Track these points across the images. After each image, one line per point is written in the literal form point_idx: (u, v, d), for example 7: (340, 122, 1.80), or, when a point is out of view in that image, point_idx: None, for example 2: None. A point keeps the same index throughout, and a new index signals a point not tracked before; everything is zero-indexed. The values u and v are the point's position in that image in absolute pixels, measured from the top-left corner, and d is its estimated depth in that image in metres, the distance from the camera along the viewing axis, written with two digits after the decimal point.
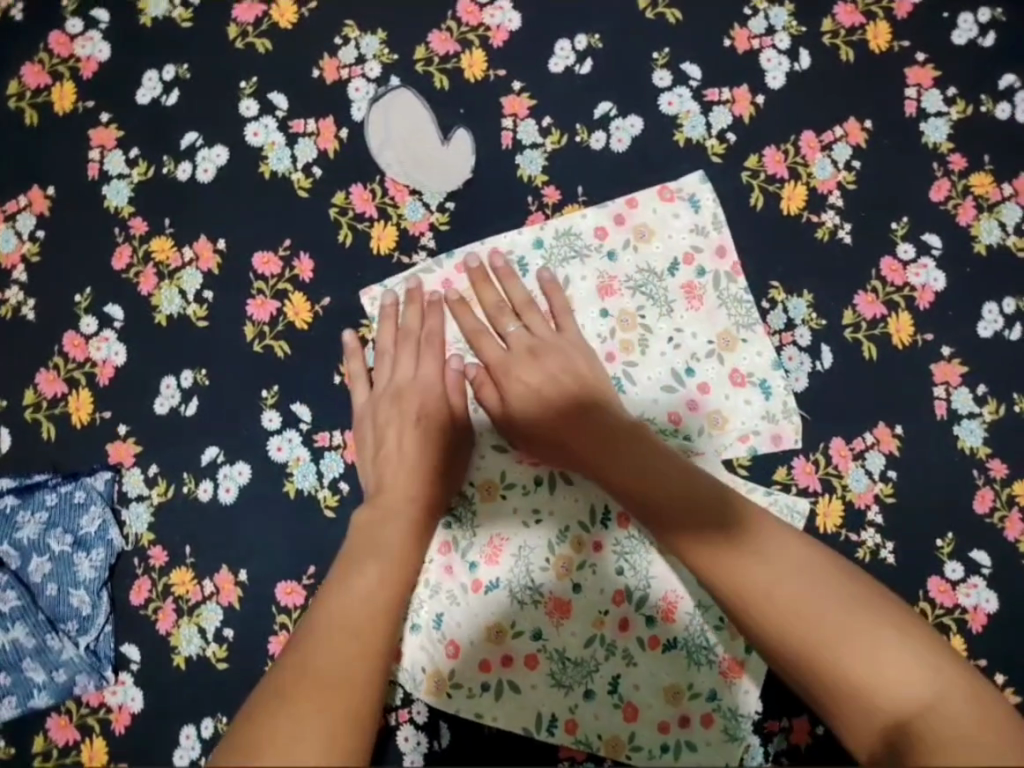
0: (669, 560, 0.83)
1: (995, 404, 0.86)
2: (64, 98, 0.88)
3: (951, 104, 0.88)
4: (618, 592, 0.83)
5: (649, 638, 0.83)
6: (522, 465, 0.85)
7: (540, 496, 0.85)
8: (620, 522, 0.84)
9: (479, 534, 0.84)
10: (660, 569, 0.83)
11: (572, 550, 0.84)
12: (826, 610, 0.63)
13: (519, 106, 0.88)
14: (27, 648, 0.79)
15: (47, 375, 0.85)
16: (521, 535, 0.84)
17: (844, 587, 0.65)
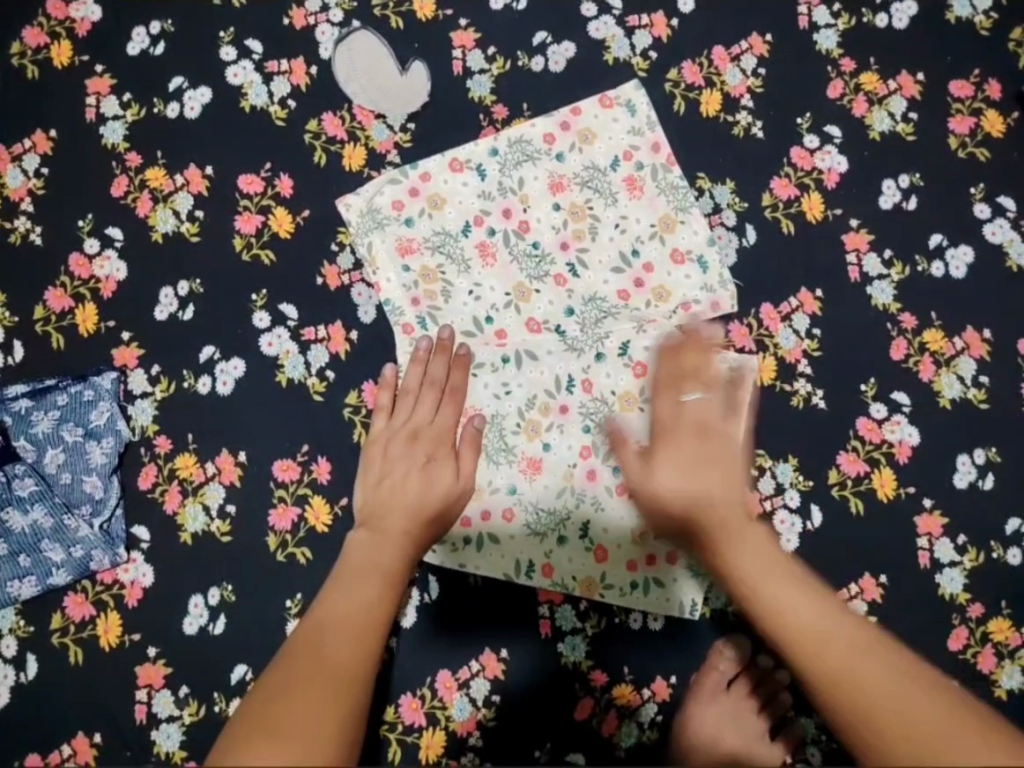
0: (629, 416, 0.93)
1: (901, 265, 0.98)
2: (63, 54, 0.99)
3: (838, 17, 1.02)
4: (587, 447, 0.93)
5: (616, 485, 0.92)
6: (493, 348, 0.95)
7: (510, 372, 0.94)
8: (583, 388, 0.94)
9: None
10: (623, 425, 0.93)
11: (544, 416, 0.93)
12: (861, 669, 0.61)
13: (466, 40, 1.01)
14: (45, 529, 0.87)
15: (56, 292, 0.94)
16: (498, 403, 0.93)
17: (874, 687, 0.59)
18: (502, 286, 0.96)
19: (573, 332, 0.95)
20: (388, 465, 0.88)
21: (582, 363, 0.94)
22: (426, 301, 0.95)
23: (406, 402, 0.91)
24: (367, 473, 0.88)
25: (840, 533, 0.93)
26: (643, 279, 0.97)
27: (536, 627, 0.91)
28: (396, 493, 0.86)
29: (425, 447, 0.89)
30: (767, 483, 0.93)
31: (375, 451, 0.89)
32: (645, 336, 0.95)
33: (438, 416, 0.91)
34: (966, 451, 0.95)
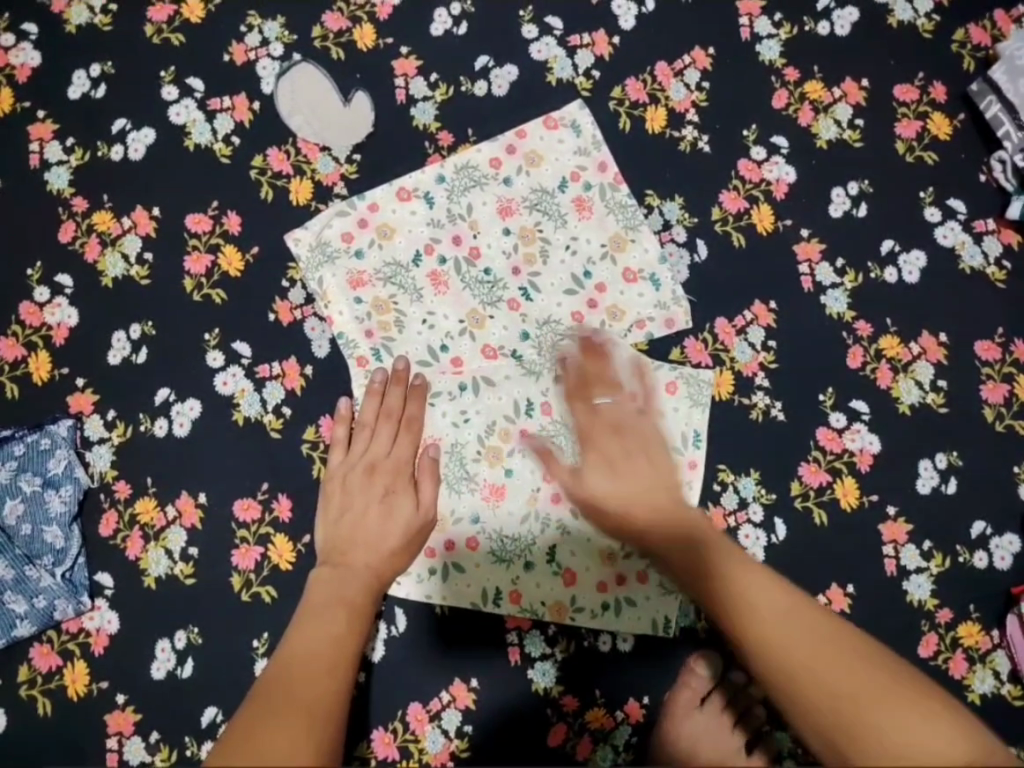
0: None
1: (854, 273, 0.98)
2: (3, 101, 0.98)
3: (779, 27, 1.02)
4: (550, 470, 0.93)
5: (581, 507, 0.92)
6: (451, 377, 0.95)
7: (470, 400, 0.94)
8: (542, 411, 0.94)
9: None
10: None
11: (506, 442, 0.93)
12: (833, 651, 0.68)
13: (408, 68, 1.00)
14: (7, 581, 0.87)
15: (7, 342, 0.94)
16: (459, 431, 0.94)
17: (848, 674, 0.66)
18: (456, 314, 0.96)
19: (529, 357, 0.95)
20: (348, 500, 0.88)
21: (540, 386, 0.95)
22: (381, 334, 0.95)
23: (363, 435, 0.91)
24: (328, 510, 0.88)
25: (805, 545, 0.93)
26: (596, 300, 0.97)
27: (506, 654, 0.91)
28: (356, 529, 0.86)
29: (384, 481, 0.89)
30: (731, 498, 0.93)
31: (335, 487, 0.89)
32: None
33: (395, 448, 0.91)
34: (927, 455, 0.95)
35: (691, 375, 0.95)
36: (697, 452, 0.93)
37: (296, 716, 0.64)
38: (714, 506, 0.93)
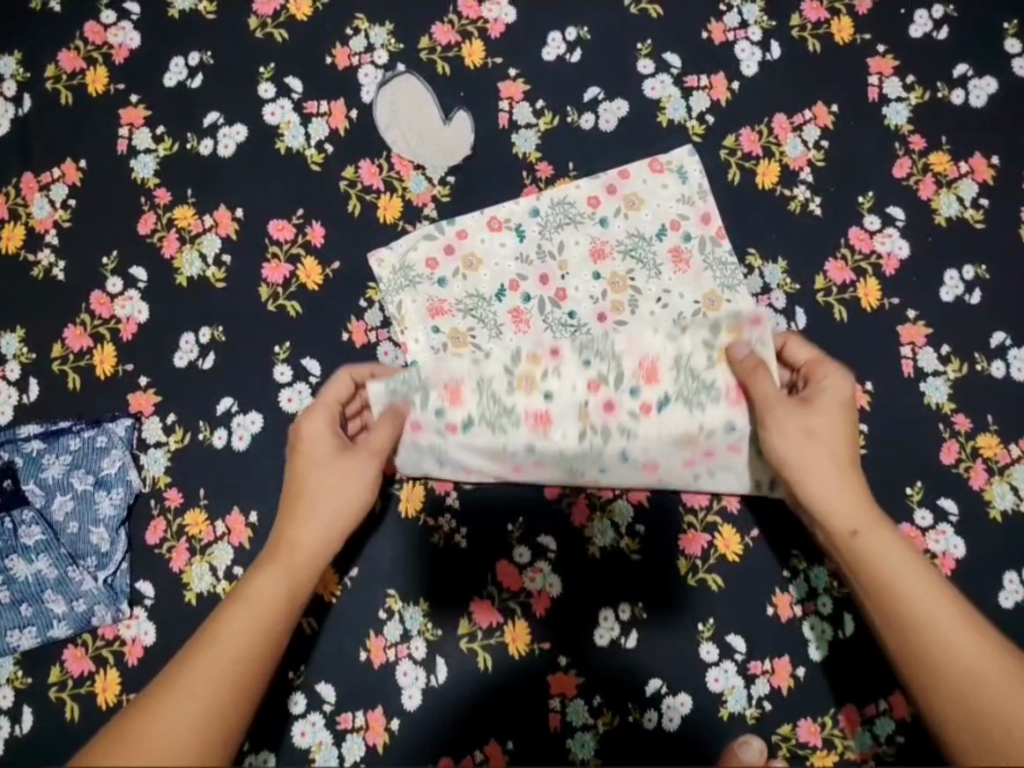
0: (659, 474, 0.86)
1: (959, 362, 0.92)
2: (98, 80, 0.95)
3: (911, 90, 0.96)
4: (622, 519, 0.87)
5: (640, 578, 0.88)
6: (522, 427, 0.85)
7: (540, 458, 0.86)
8: (616, 472, 0.86)
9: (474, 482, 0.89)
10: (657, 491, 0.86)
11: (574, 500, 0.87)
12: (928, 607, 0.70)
13: (514, 91, 0.96)
14: (49, 580, 0.84)
15: (75, 331, 0.91)
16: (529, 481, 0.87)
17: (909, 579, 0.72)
18: (525, 358, 0.86)
19: None
20: (307, 477, 0.78)
21: (613, 449, 0.85)
22: (451, 369, 0.86)
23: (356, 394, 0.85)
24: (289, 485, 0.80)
25: (873, 645, 0.87)
26: (688, 357, 0.84)
27: (546, 719, 0.86)
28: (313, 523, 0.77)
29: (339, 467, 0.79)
30: (800, 587, 0.88)
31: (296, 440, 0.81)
32: (689, 416, 0.84)
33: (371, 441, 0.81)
34: (1015, 568, 0.89)
35: None
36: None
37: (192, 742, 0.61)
38: (781, 592, 0.88)
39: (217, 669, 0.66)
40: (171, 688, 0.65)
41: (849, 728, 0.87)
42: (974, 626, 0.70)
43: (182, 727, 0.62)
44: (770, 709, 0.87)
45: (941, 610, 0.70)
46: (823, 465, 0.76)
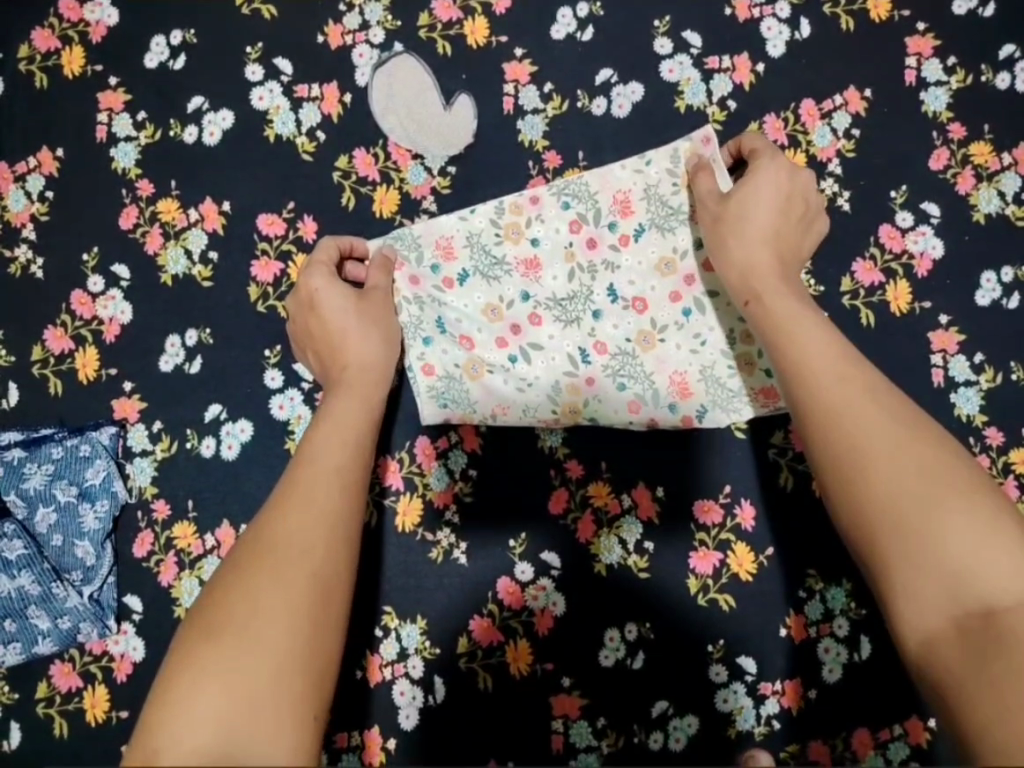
0: (656, 353, 0.84)
1: (992, 372, 0.86)
2: (74, 62, 0.89)
3: (951, 73, 0.88)
4: (631, 404, 0.84)
5: (649, 605, 0.84)
6: (512, 274, 0.85)
7: (536, 306, 0.85)
8: (610, 316, 0.85)
9: (471, 500, 0.85)
10: (655, 365, 0.84)
11: (573, 345, 0.85)
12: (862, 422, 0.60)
13: (520, 73, 0.89)
14: (32, 596, 0.81)
15: (55, 332, 0.86)
16: (530, 335, 0.85)
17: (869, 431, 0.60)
18: (508, 208, 0.85)
19: (604, 418, 0.84)
20: (324, 307, 0.78)
21: (601, 286, 0.85)
22: (441, 225, 0.84)
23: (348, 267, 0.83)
24: (302, 316, 0.79)
25: (890, 669, 0.84)
26: (656, 185, 0.84)
27: (548, 741, 0.83)
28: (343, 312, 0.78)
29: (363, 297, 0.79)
30: (815, 608, 0.84)
31: (307, 314, 0.79)
32: (663, 240, 0.84)
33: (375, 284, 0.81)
34: None
35: (789, 465, 0.85)
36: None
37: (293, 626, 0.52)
38: (795, 613, 0.84)
39: (283, 577, 0.54)
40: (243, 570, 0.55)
41: (862, 750, 0.83)
42: (915, 442, 0.59)
43: (291, 595, 0.53)
44: (779, 729, 0.84)
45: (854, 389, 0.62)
46: (735, 241, 0.74)
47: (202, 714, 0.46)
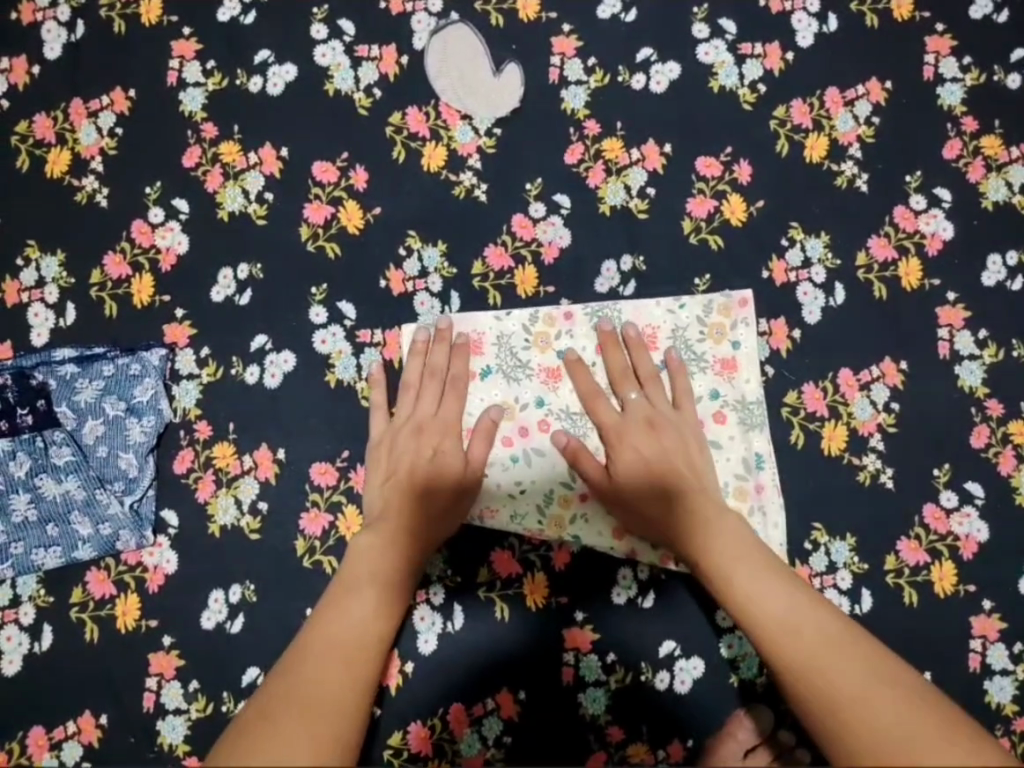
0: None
1: (995, 348, 0.91)
2: (152, 11, 0.95)
3: (966, 71, 0.95)
4: (616, 531, 0.88)
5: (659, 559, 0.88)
6: (532, 381, 0.90)
7: (547, 414, 0.90)
8: None
9: (490, 469, 0.89)
10: None
11: None
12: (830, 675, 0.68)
13: (567, 47, 0.95)
14: (76, 501, 0.87)
15: (114, 258, 0.91)
16: (535, 440, 0.89)
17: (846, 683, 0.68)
18: (542, 319, 0.91)
19: (589, 538, 0.88)
20: (393, 463, 0.85)
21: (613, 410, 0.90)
22: (476, 321, 0.91)
23: (408, 395, 0.88)
24: (376, 473, 0.86)
25: (887, 621, 0.88)
26: (684, 329, 0.91)
27: (559, 673, 0.88)
28: (415, 460, 0.85)
29: (431, 440, 0.86)
30: (819, 560, 0.89)
31: (407, 433, 0.86)
32: None
33: (442, 411, 0.87)
34: None
35: (801, 423, 0.91)
36: (761, 475, 0.89)
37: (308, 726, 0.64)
38: (800, 564, 0.89)
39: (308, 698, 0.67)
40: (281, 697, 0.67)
41: None
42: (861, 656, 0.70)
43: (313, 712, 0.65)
44: None
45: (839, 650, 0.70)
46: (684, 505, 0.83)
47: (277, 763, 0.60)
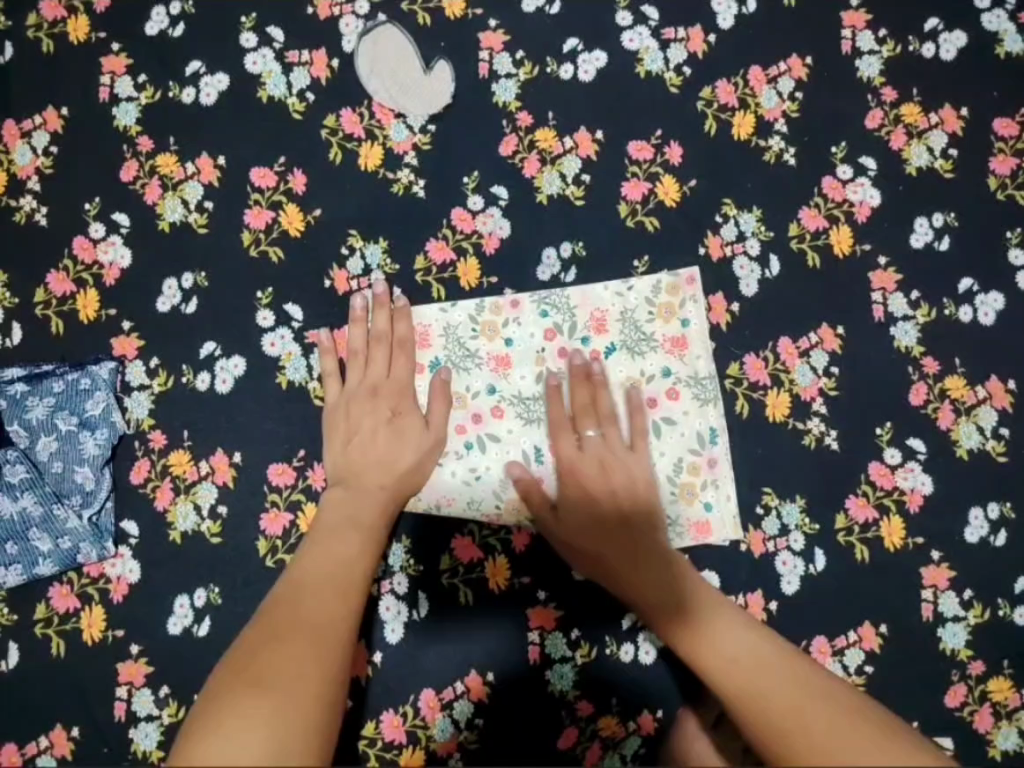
0: None
1: (928, 308, 0.94)
2: (80, 30, 0.96)
3: (882, 43, 0.98)
4: None
5: None
6: (482, 368, 0.92)
7: (500, 400, 0.92)
8: (571, 422, 0.91)
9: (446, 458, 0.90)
10: None
11: (529, 443, 0.91)
12: (783, 697, 0.66)
13: (494, 42, 0.97)
14: (34, 518, 0.87)
15: (58, 276, 0.92)
16: (489, 426, 0.91)
17: (783, 707, 0.65)
18: (488, 308, 0.93)
19: None
20: (353, 426, 0.87)
21: (566, 392, 0.92)
22: (422, 314, 0.92)
23: (355, 364, 0.90)
24: (335, 438, 0.88)
25: (840, 579, 0.91)
26: (633, 310, 0.93)
27: (526, 652, 0.90)
28: (375, 424, 0.87)
29: (389, 402, 0.89)
30: (772, 524, 0.92)
31: (374, 399, 0.88)
32: (632, 362, 0.92)
33: (393, 370, 0.90)
34: (980, 505, 0.92)
35: (746, 393, 0.93)
36: (715, 449, 0.92)
37: (307, 664, 0.62)
38: (755, 529, 0.91)
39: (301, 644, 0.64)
40: (266, 643, 0.64)
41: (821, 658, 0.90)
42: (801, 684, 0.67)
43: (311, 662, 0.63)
44: None
45: (779, 673, 0.69)
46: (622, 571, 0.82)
47: (252, 720, 0.56)
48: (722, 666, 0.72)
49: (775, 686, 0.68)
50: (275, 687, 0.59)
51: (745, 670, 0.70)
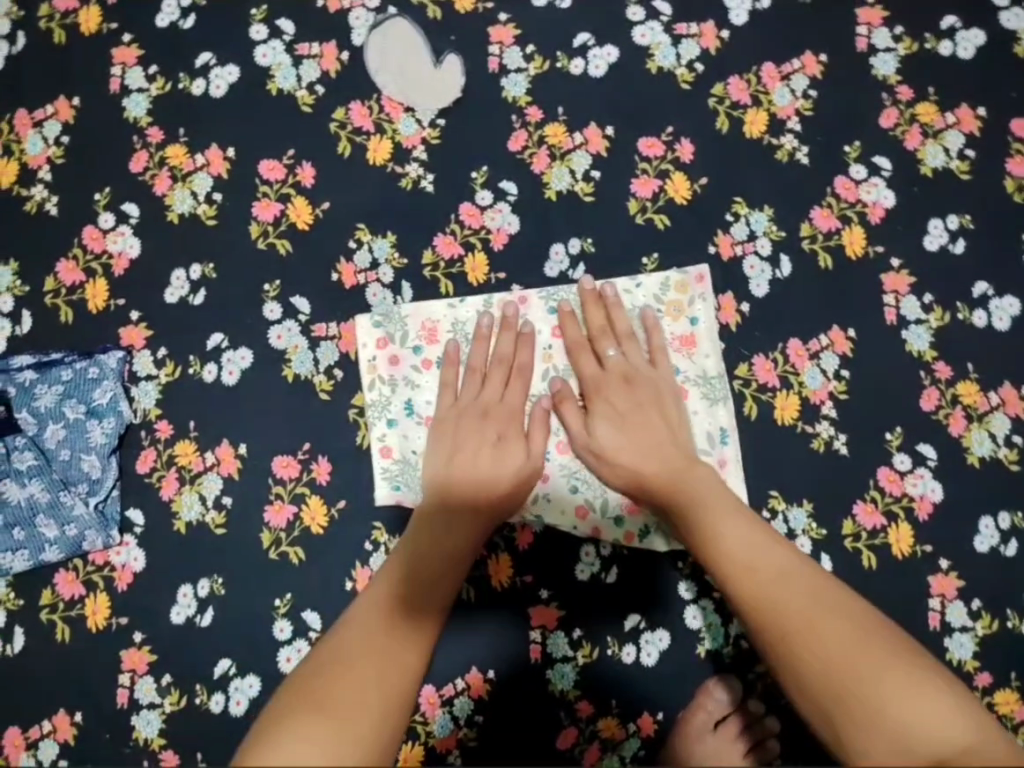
0: None
1: (941, 312, 0.93)
2: (91, 20, 0.96)
3: (899, 41, 0.97)
4: (580, 509, 0.89)
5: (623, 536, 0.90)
6: None
7: None
8: None
9: None
10: None
11: None
12: (824, 637, 0.65)
13: (504, 36, 0.96)
14: (41, 505, 0.88)
15: (67, 266, 0.93)
16: None
17: (820, 644, 0.64)
18: (496, 303, 0.92)
19: (551, 518, 0.89)
20: (459, 444, 0.84)
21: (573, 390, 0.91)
22: (428, 309, 0.91)
23: (447, 390, 0.89)
24: (433, 457, 0.85)
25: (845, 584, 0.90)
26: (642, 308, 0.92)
27: (527, 651, 0.90)
28: (480, 444, 0.84)
29: (497, 424, 0.86)
30: (778, 527, 0.91)
31: (485, 422, 0.86)
32: None
33: (507, 395, 0.88)
34: (989, 512, 0.91)
35: (754, 395, 0.92)
36: (724, 449, 0.90)
37: (371, 722, 0.60)
38: None
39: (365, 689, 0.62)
40: (322, 680, 0.63)
41: None
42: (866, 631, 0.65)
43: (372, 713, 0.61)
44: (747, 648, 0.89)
45: (823, 617, 0.66)
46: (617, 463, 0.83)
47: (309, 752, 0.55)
48: (741, 573, 0.70)
49: (821, 622, 0.66)
50: (328, 725, 0.58)
51: (760, 592, 0.68)
